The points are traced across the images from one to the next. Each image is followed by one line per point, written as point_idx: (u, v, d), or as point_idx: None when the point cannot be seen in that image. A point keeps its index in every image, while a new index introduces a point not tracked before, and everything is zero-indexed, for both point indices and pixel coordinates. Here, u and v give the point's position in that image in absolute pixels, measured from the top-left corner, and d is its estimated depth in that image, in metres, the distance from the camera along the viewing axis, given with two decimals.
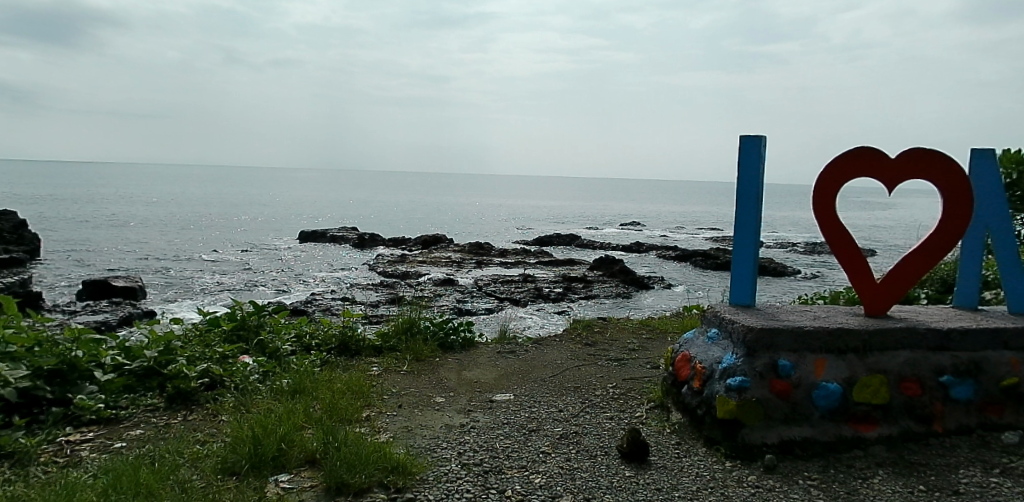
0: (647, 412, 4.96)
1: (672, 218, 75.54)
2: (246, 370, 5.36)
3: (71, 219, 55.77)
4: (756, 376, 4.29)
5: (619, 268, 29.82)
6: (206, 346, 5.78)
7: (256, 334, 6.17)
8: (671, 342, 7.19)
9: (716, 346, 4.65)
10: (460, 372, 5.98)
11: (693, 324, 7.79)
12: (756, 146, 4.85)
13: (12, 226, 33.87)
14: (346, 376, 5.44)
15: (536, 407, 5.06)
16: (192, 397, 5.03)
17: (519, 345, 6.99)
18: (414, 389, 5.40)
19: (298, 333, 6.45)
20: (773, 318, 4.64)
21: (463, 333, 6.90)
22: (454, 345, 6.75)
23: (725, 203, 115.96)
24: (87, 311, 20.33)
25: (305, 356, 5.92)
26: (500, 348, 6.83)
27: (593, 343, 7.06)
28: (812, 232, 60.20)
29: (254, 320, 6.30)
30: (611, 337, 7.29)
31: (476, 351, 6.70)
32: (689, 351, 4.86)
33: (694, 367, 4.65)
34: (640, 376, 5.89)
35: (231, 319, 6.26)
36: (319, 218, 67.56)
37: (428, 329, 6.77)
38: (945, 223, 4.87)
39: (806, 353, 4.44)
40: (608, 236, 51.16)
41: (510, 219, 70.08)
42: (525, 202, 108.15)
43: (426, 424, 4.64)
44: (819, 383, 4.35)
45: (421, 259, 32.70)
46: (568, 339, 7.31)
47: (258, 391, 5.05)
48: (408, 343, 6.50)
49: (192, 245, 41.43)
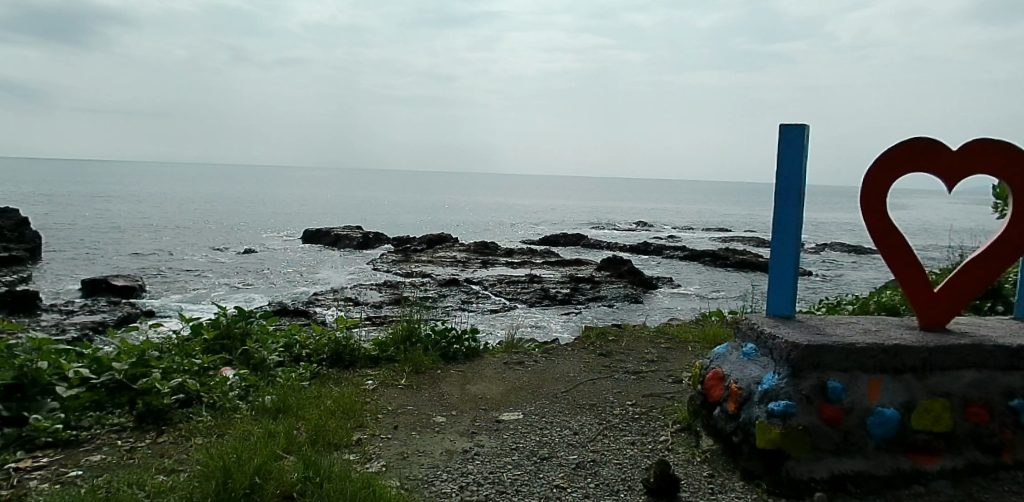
0: (672, 437, 4.41)
1: (680, 218, 74.79)
2: (226, 384, 4.83)
3: (75, 218, 55.47)
4: (802, 400, 3.75)
5: (628, 269, 29.27)
6: (184, 357, 5.25)
7: (241, 344, 5.64)
8: (692, 353, 6.64)
9: (753, 363, 4.11)
10: (463, 386, 5.44)
11: (714, 333, 7.22)
12: (800, 135, 4.29)
13: (13, 224, 33.47)
14: (337, 392, 4.91)
15: (547, 429, 4.51)
16: (164, 415, 4.52)
17: (527, 355, 6.43)
18: (412, 406, 4.88)
19: (287, 342, 5.91)
20: (818, 333, 4.08)
21: (466, 342, 6.36)
22: (457, 355, 6.21)
23: (732, 204, 115.08)
24: (85, 311, 19.92)
25: (293, 368, 5.39)
26: (506, 359, 6.28)
27: (608, 353, 6.49)
28: (823, 233, 59.41)
29: (239, 328, 5.75)
30: (626, 347, 6.72)
31: (480, 362, 6.15)
32: (722, 367, 4.31)
33: (728, 386, 4.11)
34: (661, 392, 5.34)
35: (215, 327, 5.74)
36: (324, 217, 67.16)
37: (429, 338, 6.21)
38: (1010, 229, 4.35)
39: (858, 373, 3.89)
40: (615, 236, 50.58)
41: (516, 219, 69.52)
42: (530, 201, 107.48)
43: (423, 449, 4.10)
44: (875, 408, 3.80)
45: (426, 259, 32.17)
46: (581, 347, 6.75)
47: (238, 410, 4.52)
48: (407, 353, 5.95)
49: (195, 244, 40.98)
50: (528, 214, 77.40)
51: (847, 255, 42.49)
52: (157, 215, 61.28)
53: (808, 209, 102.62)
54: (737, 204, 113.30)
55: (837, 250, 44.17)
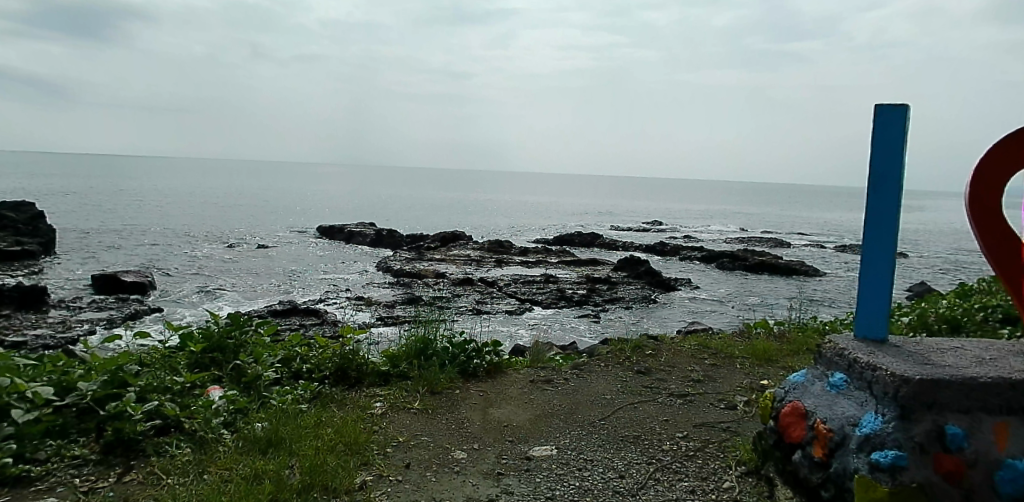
0: (738, 484, 3.69)
1: (696, 218, 73.77)
2: (210, 406, 4.15)
3: (89, 212, 55.44)
4: (915, 449, 3.00)
5: (645, 269, 28.47)
6: (166, 374, 4.58)
7: (233, 358, 4.95)
8: (740, 371, 5.87)
9: (845, 399, 3.37)
10: (486, 410, 4.72)
11: (763, 348, 6.45)
12: (900, 118, 3.51)
13: (27, 217, 33.22)
14: (339, 420, 4.22)
15: (587, 470, 3.80)
16: (136, 447, 3.85)
17: (556, 372, 5.70)
18: (427, 437, 4.18)
19: (286, 354, 5.19)
20: (927, 364, 3.30)
21: (487, 356, 5.65)
22: (477, 371, 5.50)
23: (748, 204, 113.69)
24: (92, 308, 19.30)
25: (290, 387, 4.68)
26: (534, 376, 5.56)
27: (647, 371, 5.74)
28: (842, 236, 58.21)
29: (232, 340, 5.07)
30: (668, 363, 5.96)
31: (505, 380, 5.43)
32: (802, 401, 3.57)
33: (814, 427, 3.37)
34: (715, 421, 4.62)
35: (204, 338, 5.04)
36: (336, 214, 66.78)
37: (446, 352, 5.49)
38: None
39: (980, 415, 3.11)
40: (632, 236, 49.68)
41: (530, 218, 68.79)
42: (544, 200, 106.70)
43: (440, 497, 3.40)
44: (1004, 461, 3.01)
45: (439, 258, 31.54)
46: (616, 362, 6.00)
47: (222, 441, 3.84)
48: (421, 370, 5.22)
49: (207, 239, 40.58)
50: (543, 213, 76.55)
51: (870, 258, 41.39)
52: (173, 210, 61.22)
53: (824, 210, 101.21)
54: (754, 204, 111.80)
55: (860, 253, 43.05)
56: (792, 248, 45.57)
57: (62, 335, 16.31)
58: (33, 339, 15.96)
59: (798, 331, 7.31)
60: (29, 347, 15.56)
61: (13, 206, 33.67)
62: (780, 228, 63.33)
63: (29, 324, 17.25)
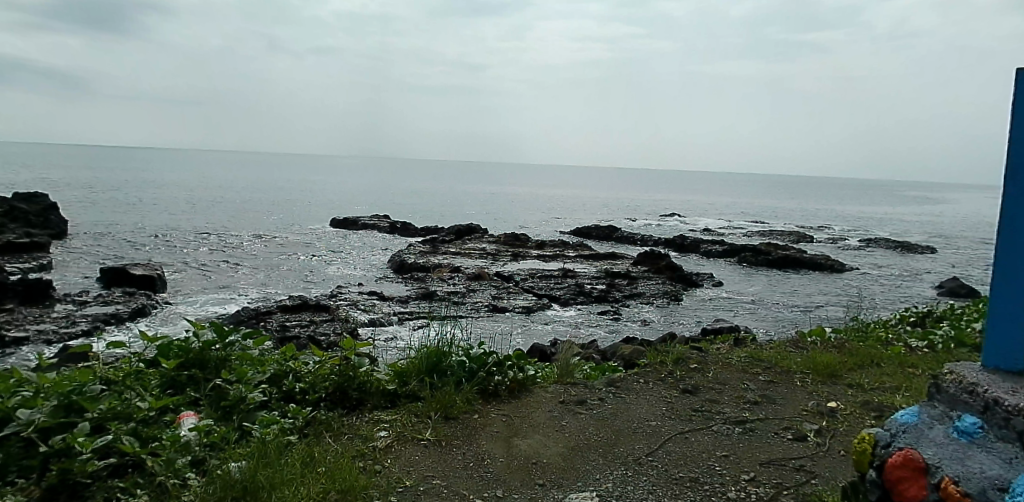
0: None
1: (715, 210, 72.55)
2: (178, 438, 3.45)
3: (104, 204, 55.50)
4: None
5: (666, 264, 27.58)
6: (132, 398, 3.88)
7: (213, 376, 4.25)
8: (802, 391, 5.08)
9: (984, 455, 2.58)
10: (509, 441, 3.98)
11: (825, 362, 5.66)
12: None
13: (41, 209, 33.05)
14: (336, 458, 3.49)
15: None
16: (86, 493, 3.16)
17: (589, 390, 4.95)
18: (440, 481, 3.44)
19: (276, 367, 4.49)
20: None
21: (510, 372, 4.92)
22: (498, 391, 4.76)
23: (767, 196, 112.00)
24: (98, 302, 18.84)
25: (277, 412, 3.97)
26: (564, 396, 4.81)
27: (694, 390, 4.97)
28: (866, 229, 56.83)
29: (215, 355, 4.37)
30: (717, 381, 5.17)
31: (529, 400, 4.68)
32: (918, 450, 2.78)
33: (945, 487, 2.59)
34: (785, 460, 3.84)
35: (180, 352, 4.34)
36: (351, 206, 66.39)
37: (461, 367, 4.74)
38: None
39: None
40: (650, 229, 48.64)
41: (545, 210, 67.98)
42: (560, 193, 105.42)
43: None
44: None
45: (455, 251, 30.83)
46: (656, 378, 5.23)
47: (188, 488, 3.12)
48: (434, 389, 4.49)
49: (221, 232, 40.28)
50: (557, 205, 75.59)
51: (896, 253, 40.14)
52: (187, 203, 61.08)
53: (845, 203, 99.45)
54: (771, 197, 110.05)
55: (885, 248, 41.79)
56: (815, 242, 44.34)
57: (66, 331, 15.89)
58: (35, 334, 15.61)
59: (858, 342, 6.50)
60: (31, 344, 15.19)
61: (26, 196, 33.47)
62: (802, 221, 62.00)
63: (32, 319, 16.80)
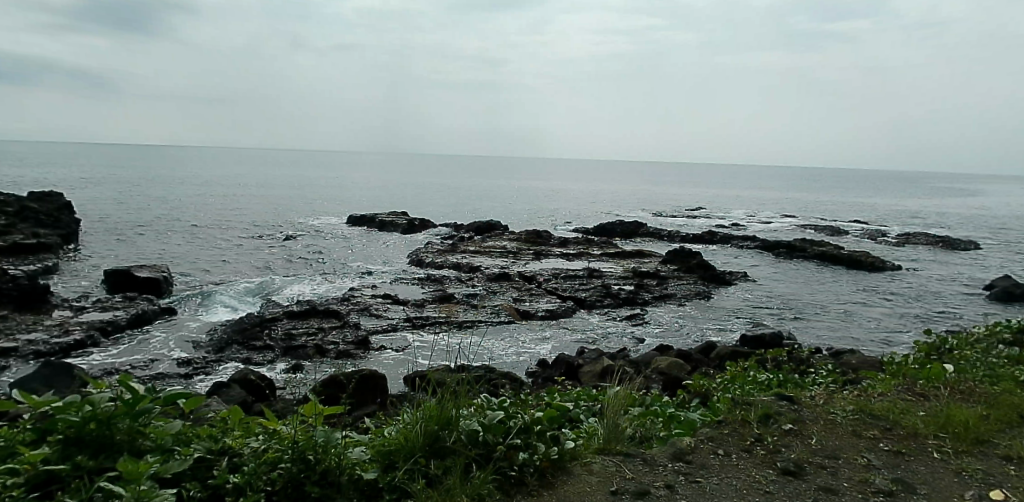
0: None
1: (742, 205, 70.40)
2: None
3: (122, 203, 54.90)
4: None
5: (697, 262, 25.98)
6: None
7: (112, 467, 2.94)
8: (945, 473, 3.64)
9: None
10: None
11: (965, 420, 4.17)
12: None
13: (53, 210, 32.26)
14: None
15: None
16: None
17: (654, 472, 3.55)
18: None
19: (213, 447, 3.16)
20: None
21: (542, 448, 3.55)
22: (525, 478, 3.38)
23: (792, 190, 109.37)
24: (96, 309, 17.81)
25: None
26: (619, 484, 3.40)
27: (796, 472, 3.57)
28: (901, 223, 54.56)
29: (124, 432, 3.08)
30: (826, 455, 3.76)
31: (568, 493, 3.31)
32: None
33: None
34: None
35: (73, 427, 3.04)
36: (370, 202, 65.47)
37: (472, 442, 3.38)
38: None
39: None
40: (677, 224, 46.88)
41: (567, 205, 66.27)
42: (581, 187, 103.41)
43: None
44: None
45: (474, 250, 29.52)
46: (741, 448, 3.83)
47: None
48: (431, 485, 3.12)
49: (236, 231, 39.32)
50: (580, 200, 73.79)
51: (938, 250, 38.00)
52: (207, 200, 60.31)
53: (874, 195, 96.69)
54: (799, 190, 107.08)
55: (925, 243, 39.64)
56: (852, 237, 42.26)
57: (57, 341, 14.86)
58: (25, 344, 14.60)
59: (993, 386, 4.97)
60: (19, 355, 14.15)
61: (40, 197, 32.80)
62: (833, 215, 59.82)
63: (24, 327, 15.80)
